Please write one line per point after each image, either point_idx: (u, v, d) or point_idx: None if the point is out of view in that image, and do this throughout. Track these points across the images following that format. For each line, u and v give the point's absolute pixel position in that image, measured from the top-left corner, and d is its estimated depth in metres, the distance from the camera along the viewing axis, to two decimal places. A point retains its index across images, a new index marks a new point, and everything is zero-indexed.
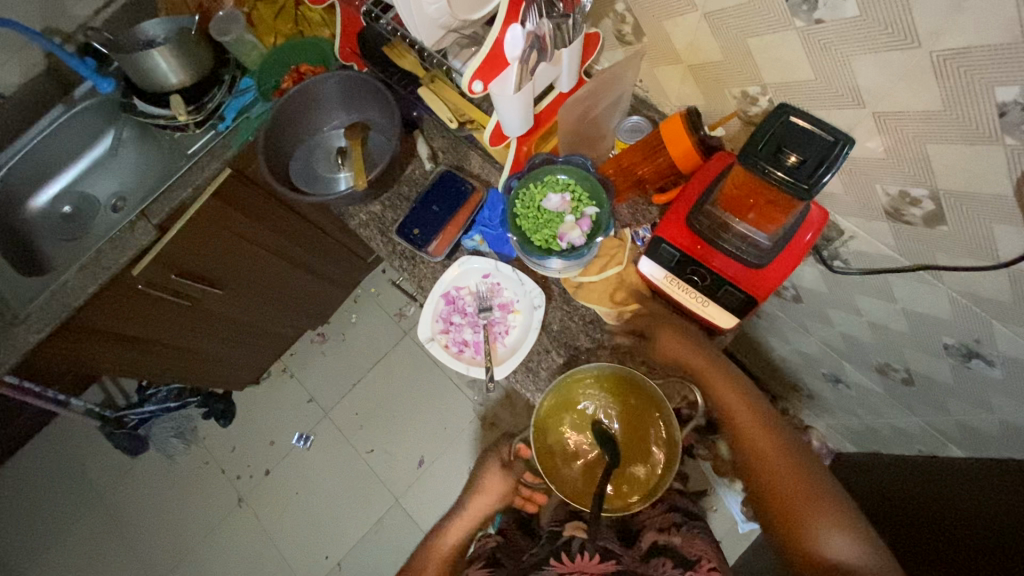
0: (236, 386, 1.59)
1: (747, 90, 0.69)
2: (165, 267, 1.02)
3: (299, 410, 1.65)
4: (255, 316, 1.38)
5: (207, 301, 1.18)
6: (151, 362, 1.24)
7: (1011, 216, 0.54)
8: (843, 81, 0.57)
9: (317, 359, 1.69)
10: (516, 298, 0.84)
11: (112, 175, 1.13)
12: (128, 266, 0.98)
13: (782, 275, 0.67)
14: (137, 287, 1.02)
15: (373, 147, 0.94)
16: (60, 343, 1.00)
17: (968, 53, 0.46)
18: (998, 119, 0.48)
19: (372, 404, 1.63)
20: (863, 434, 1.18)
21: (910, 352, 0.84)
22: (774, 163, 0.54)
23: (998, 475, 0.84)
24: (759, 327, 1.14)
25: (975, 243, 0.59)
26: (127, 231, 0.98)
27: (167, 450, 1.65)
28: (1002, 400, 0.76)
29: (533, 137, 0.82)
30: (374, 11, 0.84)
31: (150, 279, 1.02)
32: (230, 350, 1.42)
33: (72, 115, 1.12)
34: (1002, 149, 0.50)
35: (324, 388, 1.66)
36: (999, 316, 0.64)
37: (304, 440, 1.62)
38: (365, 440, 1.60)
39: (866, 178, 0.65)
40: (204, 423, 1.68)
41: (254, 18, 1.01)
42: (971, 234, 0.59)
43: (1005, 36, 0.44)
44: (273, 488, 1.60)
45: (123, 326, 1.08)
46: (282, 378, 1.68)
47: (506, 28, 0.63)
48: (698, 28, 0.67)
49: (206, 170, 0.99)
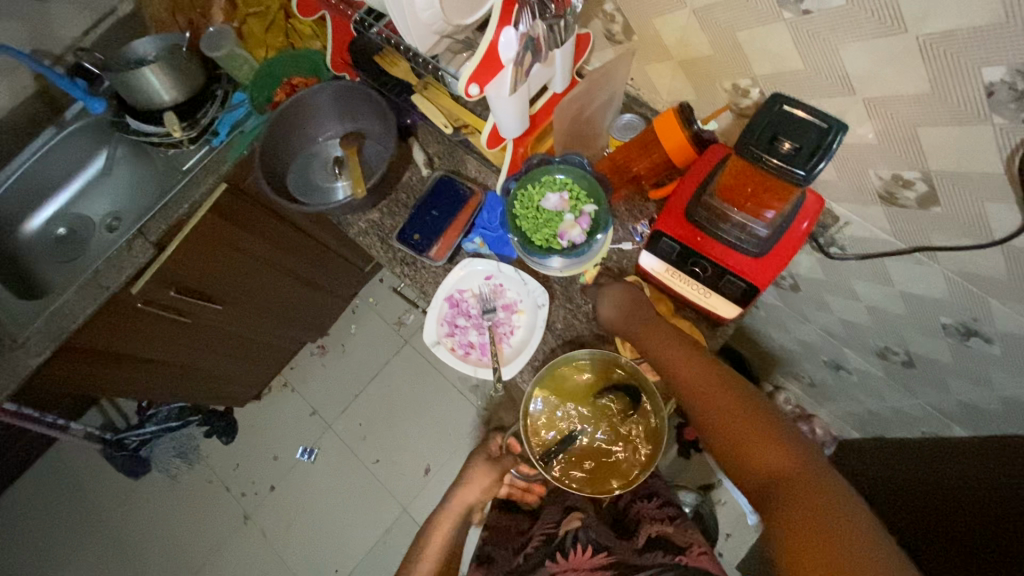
0: (237, 401, 1.58)
1: (738, 83, 0.70)
2: (164, 284, 1.02)
3: (302, 424, 1.64)
4: (254, 330, 1.37)
5: (206, 316, 1.17)
6: (152, 380, 1.23)
7: (1003, 193, 0.55)
8: (832, 69, 0.59)
9: (317, 371, 1.68)
10: (520, 298, 0.84)
11: (106, 194, 1.12)
12: (128, 284, 0.97)
13: (782, 263, 0.68)
14: (137, 304, 1.01)
15: (370, 155, 0.95)
16: (60, 365, 0.99)
17: (954, 36, 0.48)
18: (986, 98, 0.49)
19: (376, 414, 1.62)
20: (866, 419, 1.19)
21: (909, 334, 0.85)
22: (768, 150, 0.55)
23: (1002, 451, 0.85)
24: (759, 317, 1.15)
25: (968, 222, 0.60)
26: (125, 249, 0.97)
27: (169, 469, 1.63)
28: (1001, 376, 0.77)
29: (529, 138, 0.83)
30: (367, 20, 0.85)
31: (149, 296, 1.01)
32: (231, 365, 1.42)
33: (63, 137, 1.12)
34: (990, 128, 0.51)
35: (326, 400, 1.65)
36: (995, 293, 0.66)
37: (308, 453, 1.62)
38: (370, 450, 1.59)
39: (859, 164, 0.66)
40: (206, 441, 1.66)
41: (245, 32, 1.01)
42: (963, 213, 0.60)
43: (989, 18, 0.45)
44: (279, 503, 1.59)
45: (123, 345, 1.07)
46: (283, 392, 1.67)
47: (501, 30, 0.63)
48: (688, 24, 0.68)
49: (202, 185, 0.99)
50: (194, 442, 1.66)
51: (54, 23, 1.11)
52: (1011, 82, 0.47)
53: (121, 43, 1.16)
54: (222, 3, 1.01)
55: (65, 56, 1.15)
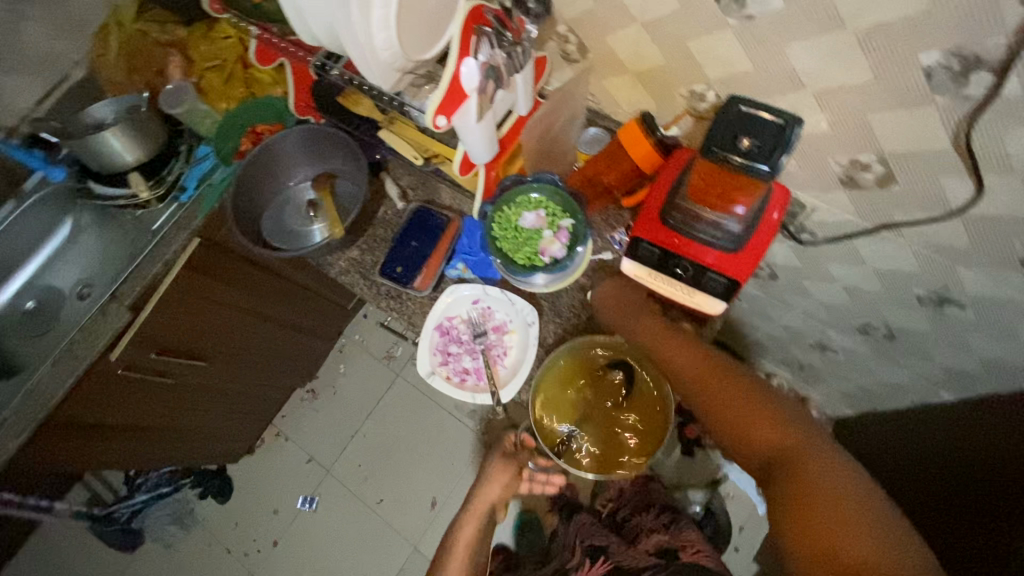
0: (230, 457, 1.54)
1: (694, 88, 0.73)
2: (144, 346, 0.99)
3: (299, 472, 1.60)
4: (241, 382, 1.34)
5: (190, 374, 1.14)
6: (139, 447, 1.19)
7: (954, 166, 0.58)
8: (781, 67, 0.62)
9: (310, 416, 1.64)
10: (510, 318, 0.85)
11: (74, 262, 1.10)
12: (106, 351, 0.95)
13: (758, 255, 0.70)
14: (117, 370, 0.98)
15: (343, 194, 0.95)
16: (41, 443, 0.96)
17: (888, 28, 0.51)
18: (926, 81, 0.53)
19: (375, 452, 1.59)
20: (859, 396, 1.21)
21: (887, 309, 0.88)
22: (730, 148, 0.58)
23: (990, 410, 0.88)
24: (743, 309, 1.17)
25: (926, 196, 0.64)
26: (101, 315, 0.96)
27: (165, 538, 1.57)
28: (978, 338, 0.80)
29: (498, 163, 0.82)
30: (327, 63, 0.86)
31: (130, 360, 0.99)
32: (220, 421, 1.38)
33: (25, 209, 1.09)
34: (934, 108, 0.54)
35: (322, 445, 1.62)
36: (961, 260, 0.69)
37: (309, 502, 1.57)
38: (373, 490, 1.56)
39: (817, 153, 0.69)
40: (201, 503, 1.61)
41: (203, 86, 1.00)
42: (921, 188, 0.63)
43: (917, 9, 0.48)
44: (284, 557, 1.54)
45: (105, 415, 1.04)
46: (277, 442, 1.63)
47: (461, 62, 0.65)
48: (640, 38, 0.71)
49: (174, 243, 0.98)
50: (188, 506, 1.60)
51: (5, 96, 1.09)
52: (946, 64, 0.50)
53: (77, 109, 1.15)
54: (178, 60, 1.00)
55: (20, 127, 1.13)
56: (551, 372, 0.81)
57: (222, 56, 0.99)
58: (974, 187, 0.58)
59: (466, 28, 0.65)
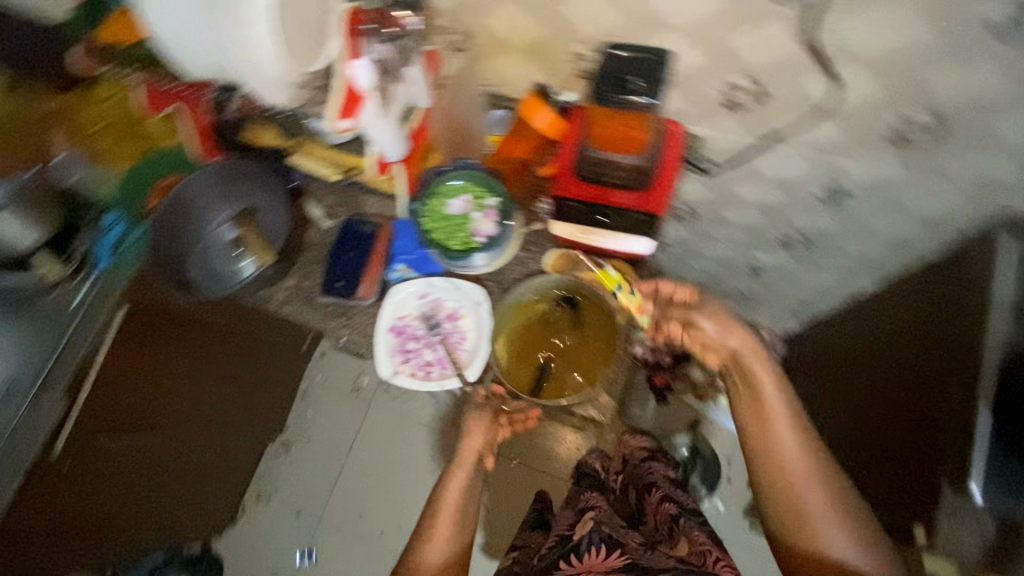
0: (214, 530, 1.47)
1: (576, 51, 0.77)
2: (88, 433, 0.96)
3: (289, 529, 1.54)
4: (206, 450, 1.28)
5: (147, 453, 1.10)
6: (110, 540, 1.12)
7: (807, 67, 0.66)
8: (643, 12, 0.67)
9: (288, 469, 1.58)
10: (459, 302, 0.87)
11: None
12: (46, 450, 0.91)
13: (668, 186, 0.76)
14: (66, 466, 0.94)
15: (266, 224, 0.90)
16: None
17: None
18: None
19: (362, 488, 1.55)
20: (799, 308, 1.30)
21: (797, 217, 0.96)
22: (622, 88, 0.66)
23: (903, 285, 0.98)
24: (677, 254, 1.24)
25: (792, 101, 0.71)
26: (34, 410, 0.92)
27: None
28: (876, 221, 0.90)
29: (413, 160, 0.87)
30: (221, 97, 0.91)
31: (76, 452, 0.95)
32: (193, 495, 1.31)
33: None
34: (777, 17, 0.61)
35: (307, 495, 1.56)
36: (839, 152, 0.77)
37: (308, 556, 1.52)
38: (370, 526, 1.52)
39: (698, 85, 0.75)
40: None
41: (94, 150, 0.96)
42: (788, 95, 0.71)
43: None
44: None
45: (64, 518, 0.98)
46: (259, 506, 1.56)
47: (350, 66, 0.68)
48: (516, 14, 0.75)
49: (100, 317, 0.95)
50: None
51: None
52: None
53: None
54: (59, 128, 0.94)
55: None
56: (505, 314, 0.81)
57: (107, 121, 0.96)
58: (828, 80, 0.66)
59: (349, 33, 0.68)
